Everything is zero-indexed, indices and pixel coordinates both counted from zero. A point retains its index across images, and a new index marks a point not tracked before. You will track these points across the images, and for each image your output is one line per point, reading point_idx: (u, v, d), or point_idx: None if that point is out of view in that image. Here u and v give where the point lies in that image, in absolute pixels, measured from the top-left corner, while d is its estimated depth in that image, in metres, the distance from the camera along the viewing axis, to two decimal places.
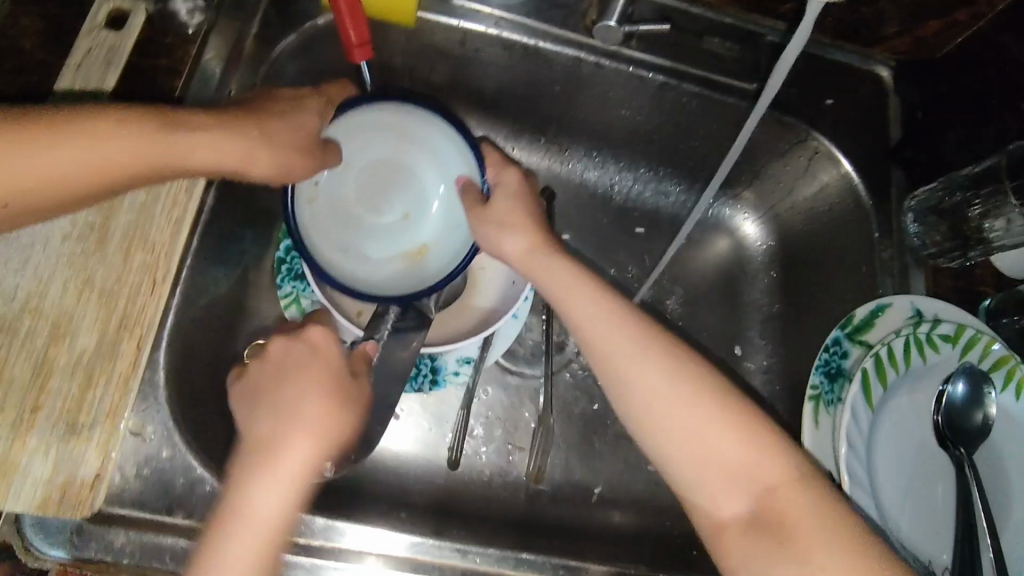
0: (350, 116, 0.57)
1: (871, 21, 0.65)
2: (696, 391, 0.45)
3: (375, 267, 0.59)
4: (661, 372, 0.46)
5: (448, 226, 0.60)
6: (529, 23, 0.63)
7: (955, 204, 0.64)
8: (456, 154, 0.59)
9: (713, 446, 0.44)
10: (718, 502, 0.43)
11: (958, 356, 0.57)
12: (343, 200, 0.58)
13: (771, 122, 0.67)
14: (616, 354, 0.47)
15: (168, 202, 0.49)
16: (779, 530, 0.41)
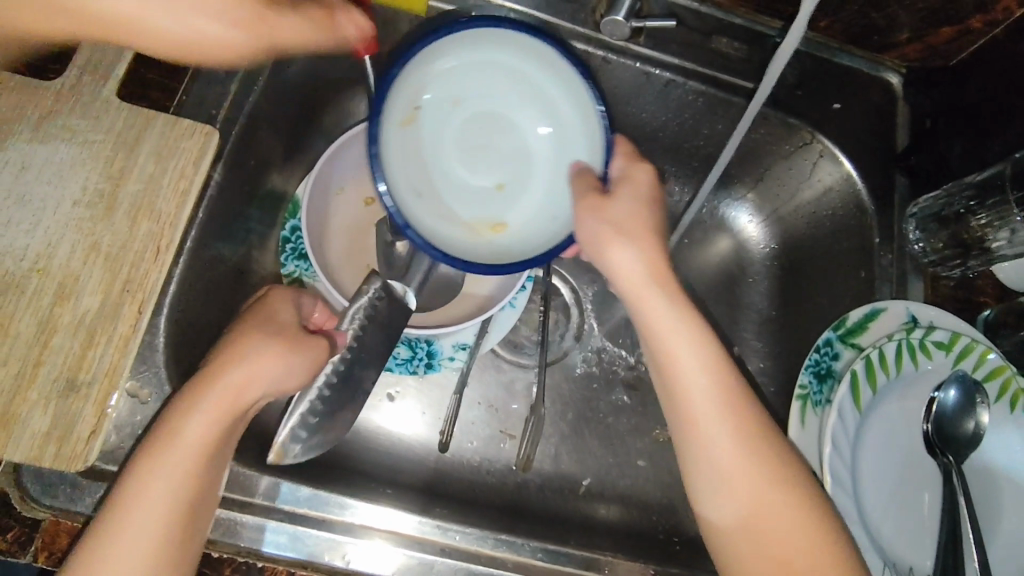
0: (482, 56, 0.56)
1: (882, 27, 0.65)
2: (735, 424, 0.48)
3: (448, 219, 0.56)
4: (701, 390, 0.49)
5: (545, 208, 0.57)
6: (540, 16, 0.64)
7: (957, 212, 0.64)
8: (582, 137, 0.56)
9: (724, 462, 0.48)
10: (713, 506, 0.48)
11: (952, 364, 0.57)
12: (443, 144, 0.57)
13: (776, 122, 0.68)
14: (680, 378, 0.49)
15: (176, 173, 0.51)
16: (760, 541, 0.46)
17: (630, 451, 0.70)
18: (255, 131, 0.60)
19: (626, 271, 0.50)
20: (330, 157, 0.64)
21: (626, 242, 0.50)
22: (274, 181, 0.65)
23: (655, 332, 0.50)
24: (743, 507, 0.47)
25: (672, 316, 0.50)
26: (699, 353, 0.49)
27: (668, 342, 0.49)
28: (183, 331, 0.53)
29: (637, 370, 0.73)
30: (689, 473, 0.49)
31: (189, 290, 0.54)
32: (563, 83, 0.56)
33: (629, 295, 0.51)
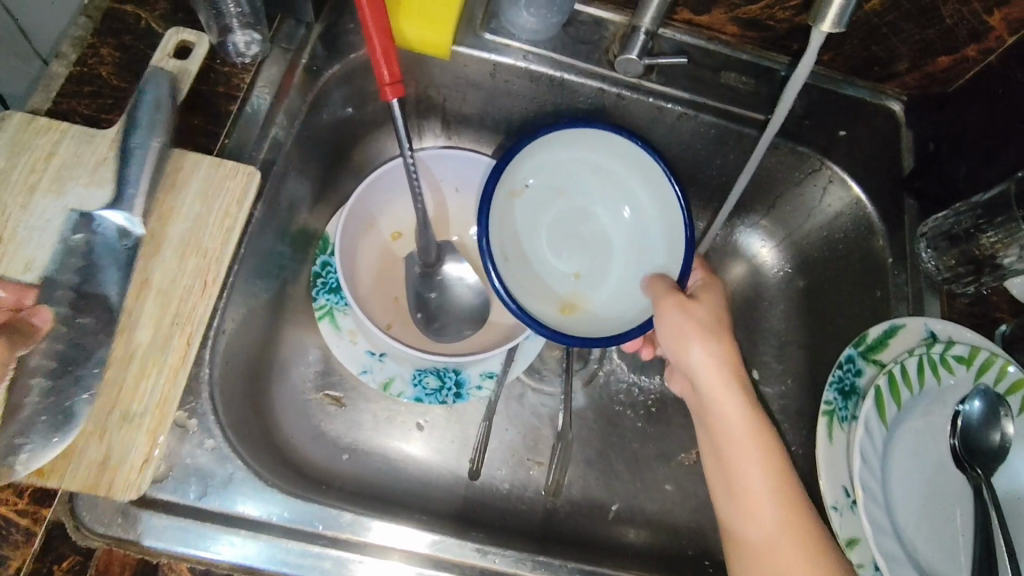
0: (585, 156, 0.71)
1: (883, 59, 0.69)
2: (780, 478, 0.53)
3: (526, 279, 0.70)
4: (738, 437, 0.56)
5: (610, 296, 0.70)
6: (555, 56, 0.68)
7: (966, 230, 0.65)
8: (663, 249, 0.69)
9: (748, 493, 0.53)
10: (735, 530, 0.54)
11: (973, 378, 0.58)
12: (538, 222, 0.72)
13: (785, 151, 0.71)
14: (725, 429, 0.57)
15: (222, 211, 0.54)
16: (767, 560, 0.51)
17: (656, 475, 0.71)
18: (289, 171, 0.63)
19: (703, 366, 0.59)
20: (365, 190, 0.67)
21: (703, 339, 0.59)
22: (305, 220, 0.69)
23: (722, 419, 0.57)
24: (766, 557, 0.51)
25: (731, 389, 0.57)
26: (754, 422, 0.56)
27: (722, 407, 0.57)
28: (226, 367, 0.55)
29: (661, 395, 0.74)
30: (728, 518, 0.54)
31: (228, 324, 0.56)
32: (655, 189, 0.70)
33: (708, 390, 0.59)
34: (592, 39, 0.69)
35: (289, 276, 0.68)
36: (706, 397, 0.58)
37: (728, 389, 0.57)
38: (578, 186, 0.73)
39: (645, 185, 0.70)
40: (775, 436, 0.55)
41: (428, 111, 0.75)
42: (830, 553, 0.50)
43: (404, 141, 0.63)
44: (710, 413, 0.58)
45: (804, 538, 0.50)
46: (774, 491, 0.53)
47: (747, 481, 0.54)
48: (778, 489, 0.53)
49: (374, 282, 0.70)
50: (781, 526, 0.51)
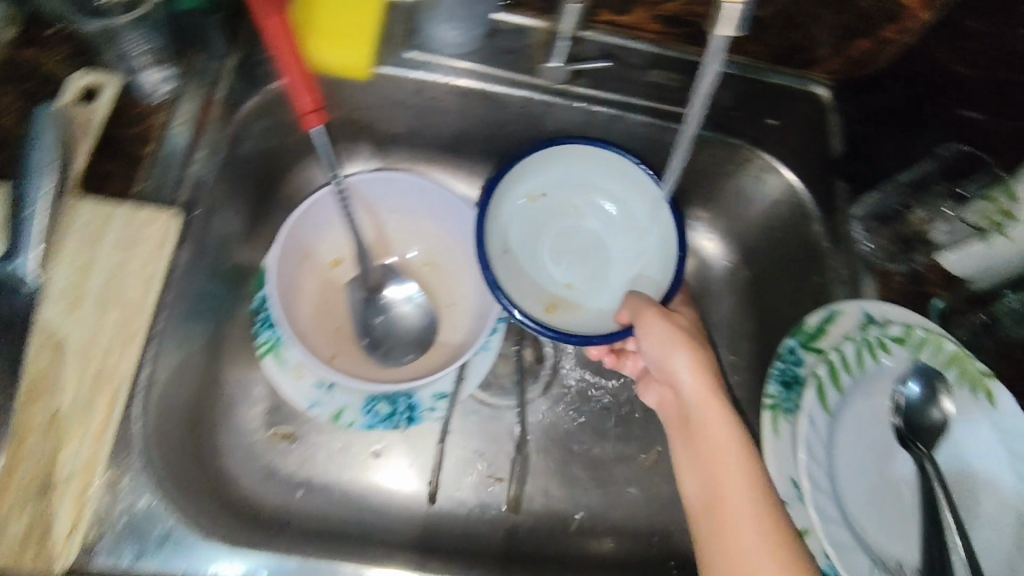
0: (600, 180, 0.71)
1: (806, 45, 0.69)
2: (755, 469, 0.54)
3: (517, 275, 0.70)
4: (705, 411, 0.58)
5: (592, 313, 0.70)
6: (480, 69, 0.66)
7: (896, 211, 0.67)
8: (656, 282, 0.68)
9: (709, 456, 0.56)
10: (698, 490, 0.56)
11: (911, 356, 0.59)
12: (545, 234, 0.73)
13: (717, 144, 0.71)
14: (694, 405, 0.60)
15: (143, 259, 0.53)
16: (718, 511, 0.53)
17: (618, 481, 0.71)
18: (214, 210, 0.61)
19: (687, 374, 0.60)
20: (296, 223, 0.65)
21: (686, 348, 0.61)
22: (238, 255, 0.67)
23: (705, 428, 0.58)
24: (739, 560, 0.49)
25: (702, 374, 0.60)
26: (735, 430, 0.56)
27: (694, 390, 0.60)
28: (159, 422, 0.53)
29: (617, 399, 0.74)
30: (705, 527, 0.53)
31: (161, 373, 0.53)
32: (660, 227, 0.68)
33: (695, 399, 0.60)
34: (516, 48, 0.67)
35: (224, 315, 0.66)
36: (693, 407, 0.60)
37: (705, 380, 0.60)
38: (588, 209, 0.73)
39: (651, 221, 0.69)
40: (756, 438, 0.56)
41: (359, 133, 0.73)
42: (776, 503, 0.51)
43: (329, 169, 0.63)
44: (694, 423, 0.59)
45: (775, 538, 0.49)
46: (747, 483, 0.53)
47: (725, 486, 0.53)
48: (754, 492, 0.52)
49: (316, 315, 0.69)
50: (754, 526, 0.50)
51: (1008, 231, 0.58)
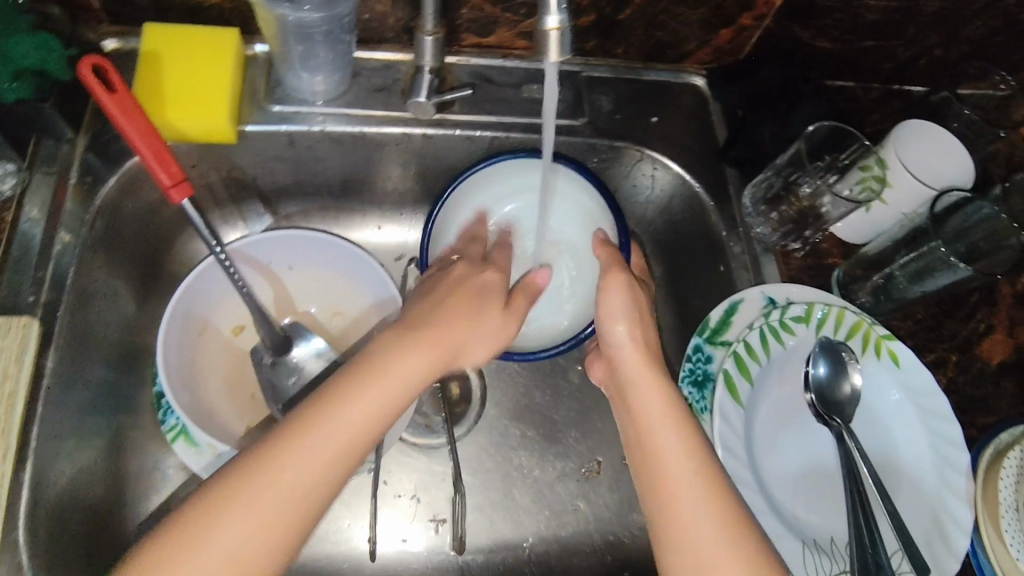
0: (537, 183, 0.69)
1: (673, 41, 0.70)
2: (696, 443, 0.50)
3: None
4: (646, 387, 0.55)
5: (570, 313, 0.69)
6: (350, 112, 0.65)
7: (781, 189, 0.67)
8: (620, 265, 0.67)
9: (648, 429, 0.52)
10: (639, 465, 0.52)
11: (815, 333, 0.60)
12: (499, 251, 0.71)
13: (605, 148, 0.71)
14: (630, 379, 0.56)
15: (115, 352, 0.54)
16: (658, 490, 0.49)
17: (564, 499, 0.70)
18: (86, 303, 0.58)
19: (625, 350, 0.58)
20: (181, 300, 0.62)
21: (628, 324, 0.59)
22: (128, 338, 0.64)
23: (643, 404, 0.54)
24: (686, 537, 0.46)
25: (636, 355, 0.57)
26: (672, 404, 0.53)
27: (628, 368, 0.57)
28: (67, 557, 0.53)
29: (551, 417, 0.73)
30: (650, 507, 0.49)
31: (47, 503, 0.52)
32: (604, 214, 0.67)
33: (627, 377, 0.57)
34: (386, 85, 0.66)
35: (121, 406, 0.63)
36: (629, 384, 0.56)
37: (647, 363, 0.57)
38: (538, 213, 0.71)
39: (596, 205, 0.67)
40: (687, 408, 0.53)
41: (243, 191, 0.70)
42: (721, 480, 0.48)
43: (209, 239, 0.56)
44: (630, 397, 0.55)
45: (722, 517, 0.46)
46: (690, 458, 0.49)
47: (666, 468, 0.49)
48: (697, 466, 0.49)
49: (228, 390, 0.67)
50: (702, 500, 0.47)
51: (884, 197, 0.63)
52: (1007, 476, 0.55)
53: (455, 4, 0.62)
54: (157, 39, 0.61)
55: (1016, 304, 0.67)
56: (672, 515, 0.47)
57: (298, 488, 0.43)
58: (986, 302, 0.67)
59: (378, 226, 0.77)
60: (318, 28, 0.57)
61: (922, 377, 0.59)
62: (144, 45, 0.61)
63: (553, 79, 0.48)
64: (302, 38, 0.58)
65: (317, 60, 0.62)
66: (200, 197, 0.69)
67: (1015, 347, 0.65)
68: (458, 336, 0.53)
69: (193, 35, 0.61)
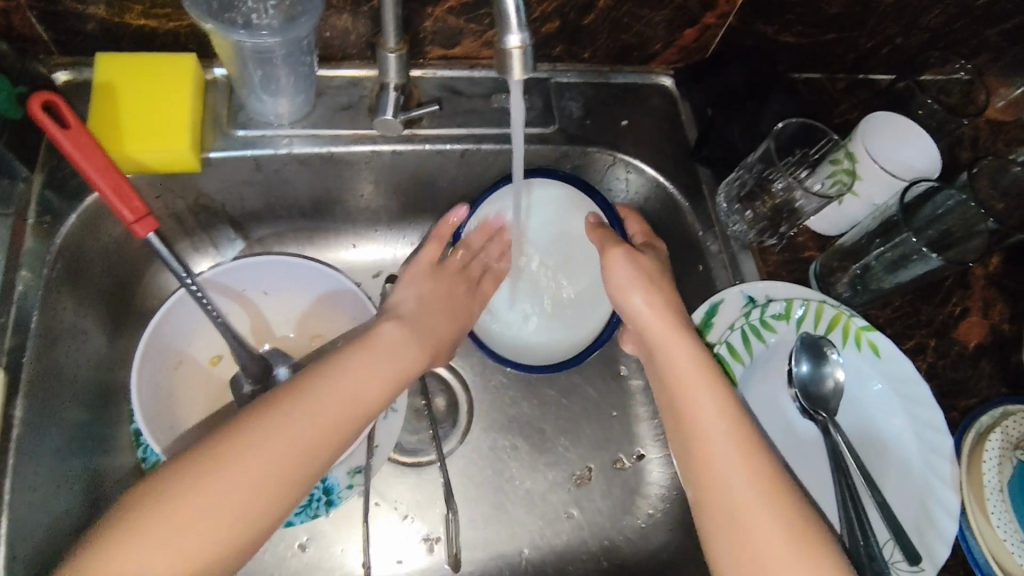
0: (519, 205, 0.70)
1: (639, 43, 0.70)
2: (730, 408, 0.50)
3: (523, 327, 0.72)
4: (678, 351, 0.54)
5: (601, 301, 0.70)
6: (316, 132, 0.64)
7: (754, 186, 0.67)
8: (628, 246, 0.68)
9: (682, 393, 0.52)
10: (675, 427, 0.52)
11: (795, 329, 0.61)
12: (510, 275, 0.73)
13: (579, 154, 0.70)
14: (655, 345, 0.56)
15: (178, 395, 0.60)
16: (695, 454, 0.49)
17: (557, 507, 0.70)
18: (53, 344, 0.56)
19: (649, 320, 0.57)
20: (153, 336, 0.61)
21: (642, 292, 0.59)
22: (101, 377, 0.63)
23: (675, 373, 0.53)
24: (726, 501, 0.47)
25: (663, 320, 0.57)
26: (708, 373, 0.52)
27: (654, 335, 0.56)
28: None
29: (539, 427, 0.73)
30: (688, 473, 0.49)
31: (26, 555, 0.51)
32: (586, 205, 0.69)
33: (654, 342, 0.56)
34: (352, 103, 0.65)
35: (97, 448, 0.61)
36: (656, 348, 0.56)
37: (673, 328, 0.56)
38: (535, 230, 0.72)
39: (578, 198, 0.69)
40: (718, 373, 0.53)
41: (211, 218, 0.68)
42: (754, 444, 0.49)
43: (180, 273, 0.54)
44: (661, 365, 0.55)
45: (761, 482, 0.47)
46: (725, 424, 0.50)
47: (703, 435, 0.50)
48: (734, 433, 0.49)
49: (213, 422, 0.65)
50: (741, 465, 0.47)
51: (856, 189, 0.64)
52: (990, 458, 0.56)
53: (417, 18, 0.61)
54: (111, 69, 0.59)
55: (989, 284, 0.68)
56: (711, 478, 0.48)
57: (304, 443, 0.49)
58: (960, 285, 0.68)
59: (354, 245, 0.76)
60: (277, 52, 0.56)
61: (903, 366, 0.59)
62: (99, 76, 0.59)
63: (518, 91, 0.48)
64: (261, 63, 0.57)
65: (279, 83, 0.60)
66: (167, 227, 0.67)
67: (991, 328, 0.66)
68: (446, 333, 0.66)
69: (150, 64, 0.60)
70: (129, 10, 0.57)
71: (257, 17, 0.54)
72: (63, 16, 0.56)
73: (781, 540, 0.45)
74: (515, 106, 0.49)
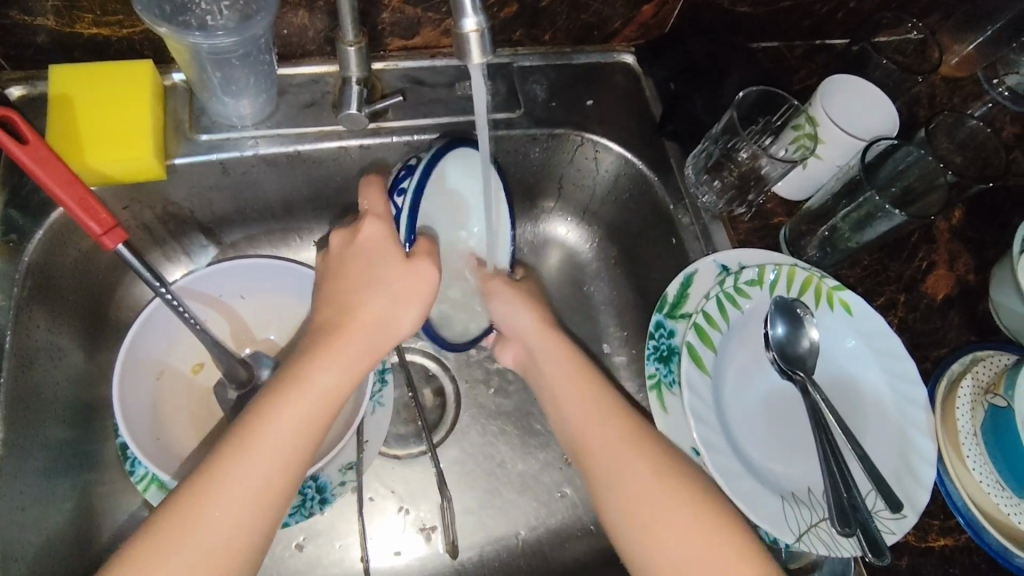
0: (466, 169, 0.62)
1: (598, 22, 0.70)
2: (609, 403, 0.54)
3: None
4: (559, 357, 0.58)
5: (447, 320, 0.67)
6: (281, 131, 0.64)
7: (720, 157, 0.67)
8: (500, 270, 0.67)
9: (570, 398, 0.55)
10: (568, 431, 0.55)
11: (769, 294, 0.62)
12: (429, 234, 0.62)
13: (545, 137, 0.70)
14: (537, 351, 0.59)
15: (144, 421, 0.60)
16: (588, 455, 0.52)
17: (550, 487, 0.71)
18: (29, 364, 0.56)
19: (529, 330, 0.60)
20: (132, 347, 0.60)
21: (530, 308, 0.61)
22: (81, 393, 0.62)
23: (556, 376, 0.57)
24: (625, 492, 0.49)
25: (535, 329, 0.60)
26: (577, 367, 0.57)
27: (530, 344, 0.60)
28: None
29: (526, 410, 0.74)
30: (586, 472, 0.52)
31: None
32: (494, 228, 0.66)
33: (538, 349, 0.59)
34: (315, 100, 0.65)
35: (84, 465, 0.60)
36: (541, 355, 0.59)
37: (546, 331, 0.60)
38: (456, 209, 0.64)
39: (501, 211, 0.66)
40: (590, 369, 0.57)
41: (180, 225, 0.67)
42: (640, 433, 0.52)
43: (153, 283, 0.53)
44: (542, 372, 0.58)
45: (652, 466, 0.50)
46: (608, 418, 0.53)
47: (591, 434, 0.53)
48: (617, 426, 0.52)
49: (199, 430, 0.65)
50: (630, 455, 0.50)
51: (818, 153, 0.65)
52: (963, 403, 0.58)
53: (375, 9, 0.61)
54: (67, 81, 0.58)
55: (952, 238, 0.70)
56: (605, 473, 0.51)
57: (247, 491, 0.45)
58: (925, 240, 0.70)
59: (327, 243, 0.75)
60: (234, 52, 0.56)
61: (874, 322, 0.61)
62: (53, 88, 0.58)
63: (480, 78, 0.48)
64: (218, 64, 0.57)
65: (239, 85, 0.60)
66: (136, 237, 0.66)
67: (957, 280, 0.68)
68: (368, 314, 0.53)
69: (105, 72, 0.59)
70: (79, 19, 0.56)
71: (211, 18, 0.54)
72: (12, 29, 0.55)
73: (684, 517, 0.47)
74: (479, 92, 0.50)
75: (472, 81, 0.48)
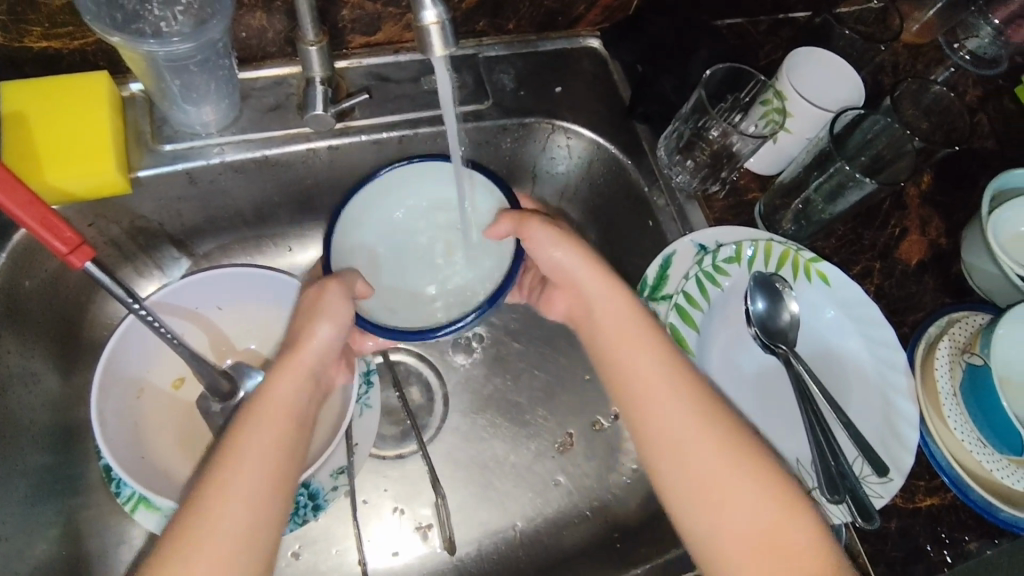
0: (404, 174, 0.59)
1: (561, 8, 0.70)
2: (665, 354, 0.54)
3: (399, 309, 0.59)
4: (613, 305, 0.56)
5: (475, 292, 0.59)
6: (247, 137, 0.62)
7: (691, 137, 0.68)
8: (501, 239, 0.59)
9: (624, 349, 0.55)
10: (617, 381, 0.55)
11: (747, 270, 0.62)
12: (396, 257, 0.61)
13: (516, 127, 0.70)
14: (589, 298, 0.58)
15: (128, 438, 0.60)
16: (640, 407, 0.53)
17: (544, 476, 0.71)
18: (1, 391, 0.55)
19: (585, 278, 0.58)
20: (109, 365, 0.59)
21: (573, 246, 0.58)
22: (59, 417, 0.61)
23: (610, 325, 0.56)
24: (679, 444, 0.51)
25: (591, 277, 0.58)
26: (643, 324, 0.55)
27: (578, 286, 0.58)
28: None
29: (515, 402, 0.74)
30: (634, 423, 0.53)
31: None
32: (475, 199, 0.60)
33: (594, 297, 0.58)
34: (279, 103, 0.64)
35: (67, 489, 0.59)
36: (597, 303, 0.57)
37: (602, 275, 0.57)
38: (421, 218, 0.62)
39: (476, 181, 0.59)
40: (650, 315, 0.56)
41: (150, 238, 0.66)
42: (692, 388, 0.52)
43: (126, 299, 0.52)
44: (598, 320, 0.57)
45: (707, 422, 0.51)
46: (666, 371, 0.53)
47: (648, 386, 0.53)
48: (674, 380, 0.52)
49: (183, 446, 0.64)
50: (685, 410, 0.51)
51: (788, 127, 0.65)
52: (941, 364, 0.59)
53: (334, 7, 0.60)
54: (21, 99, 0.57)
55: (923, 203, 0.71)
56: (660, 426, 0.52)
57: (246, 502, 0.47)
58: (897, 207, 0.71)
59: (303, 247, 0.74)
60: (192, 58, 0.54)
61: (851, 291, 0.62)
62: (6, 106, 0.56)
63: (444, 71, 0.47)
64: (176, 71, 0.55)
65: (200, 92, 0.58)
66: (105, 254, 0.65)
67: (929, 244, 0.69)
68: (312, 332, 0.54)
69: (61, 86, 0.57)
70: (27, 34, 0.54)
71: (166, 24, 0.52)
72: None
73: (734, 472, 0.49)
74: (443, 84, 0.49)
75: (437, 74, 0.47)
